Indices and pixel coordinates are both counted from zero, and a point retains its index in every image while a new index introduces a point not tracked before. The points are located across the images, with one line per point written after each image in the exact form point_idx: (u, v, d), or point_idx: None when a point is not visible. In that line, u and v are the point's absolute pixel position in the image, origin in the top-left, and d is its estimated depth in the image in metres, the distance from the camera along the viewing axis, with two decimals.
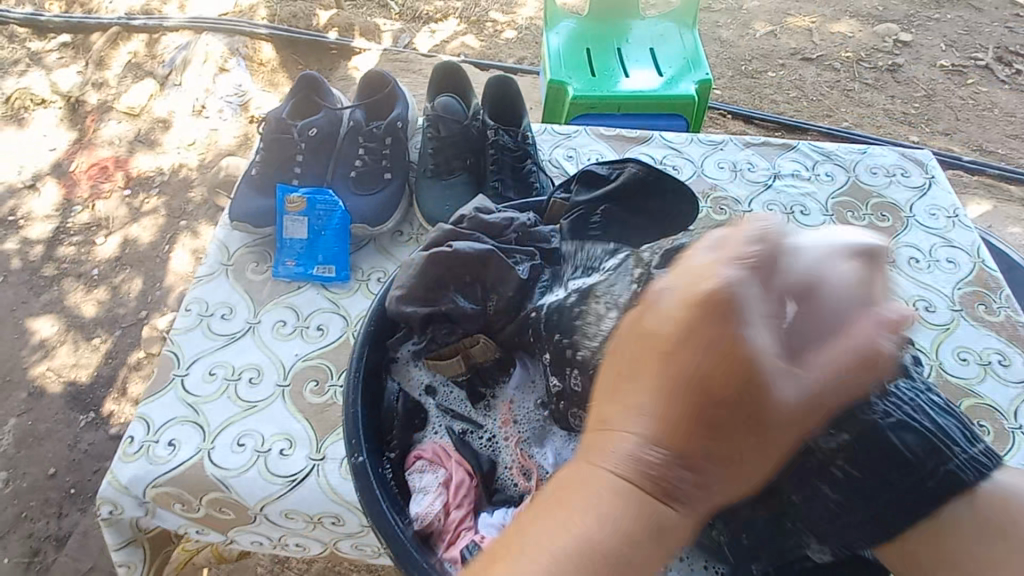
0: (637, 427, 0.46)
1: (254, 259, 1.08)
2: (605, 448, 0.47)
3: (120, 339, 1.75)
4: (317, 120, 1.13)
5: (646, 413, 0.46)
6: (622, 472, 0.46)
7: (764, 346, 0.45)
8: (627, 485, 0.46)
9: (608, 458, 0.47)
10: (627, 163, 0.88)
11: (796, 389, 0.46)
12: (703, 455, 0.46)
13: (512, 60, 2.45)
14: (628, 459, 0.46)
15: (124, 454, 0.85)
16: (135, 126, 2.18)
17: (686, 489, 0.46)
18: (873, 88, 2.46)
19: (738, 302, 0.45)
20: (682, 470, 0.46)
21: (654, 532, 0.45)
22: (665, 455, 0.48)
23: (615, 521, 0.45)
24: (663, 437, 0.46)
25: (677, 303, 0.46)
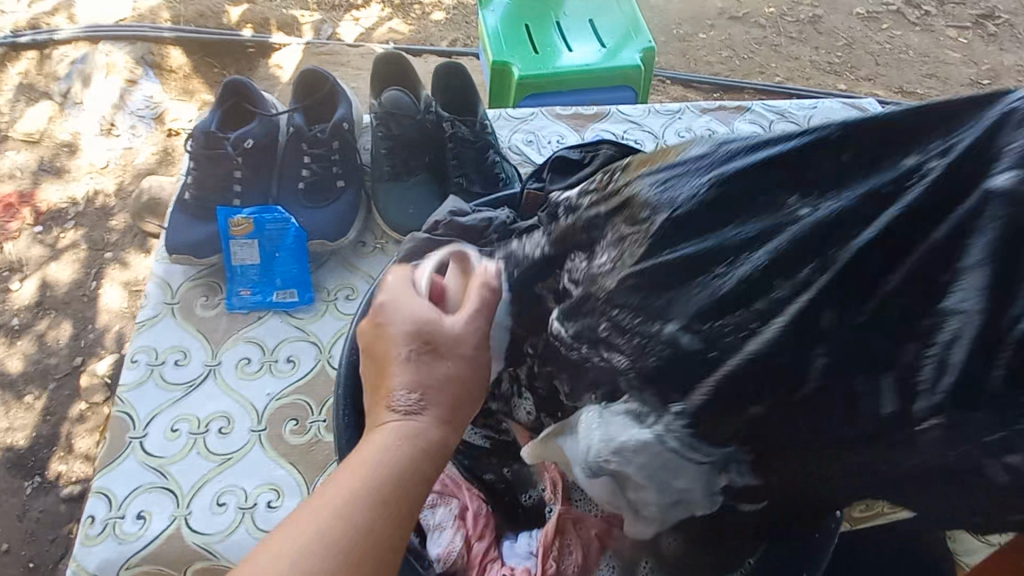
0: (404, 384, 0.48)
1: (203, 292, 0.97)
2: (372, 423, 0.48)
3: (56, 393, 1.57)
4: (252, 130, 1.02)
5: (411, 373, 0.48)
6: (393, 434, 0.46)
7: (432, 311, 0.52)
8: (411, 434, 0.46)
9: (383, 423, 0.47)
10: (601, 145, 0.84)
11: (453, 322, 0.53)
12: (432, 395, 0.48)
13: (445, 43, 2.33)
14: (397, 411, 0.47)
15: (86, 537, 0.75)
16: (36, 154, 1.94)
17: (428, 423, 0.47)
18: (799, 41, 2.52)
19: (394, 293, 0.54)
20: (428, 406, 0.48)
21: (410, 466, 0.45)
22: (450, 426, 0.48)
23: (373, 469, 0.44)
24: (420, 394, 0.48)
25: (368, 315, 0.53)
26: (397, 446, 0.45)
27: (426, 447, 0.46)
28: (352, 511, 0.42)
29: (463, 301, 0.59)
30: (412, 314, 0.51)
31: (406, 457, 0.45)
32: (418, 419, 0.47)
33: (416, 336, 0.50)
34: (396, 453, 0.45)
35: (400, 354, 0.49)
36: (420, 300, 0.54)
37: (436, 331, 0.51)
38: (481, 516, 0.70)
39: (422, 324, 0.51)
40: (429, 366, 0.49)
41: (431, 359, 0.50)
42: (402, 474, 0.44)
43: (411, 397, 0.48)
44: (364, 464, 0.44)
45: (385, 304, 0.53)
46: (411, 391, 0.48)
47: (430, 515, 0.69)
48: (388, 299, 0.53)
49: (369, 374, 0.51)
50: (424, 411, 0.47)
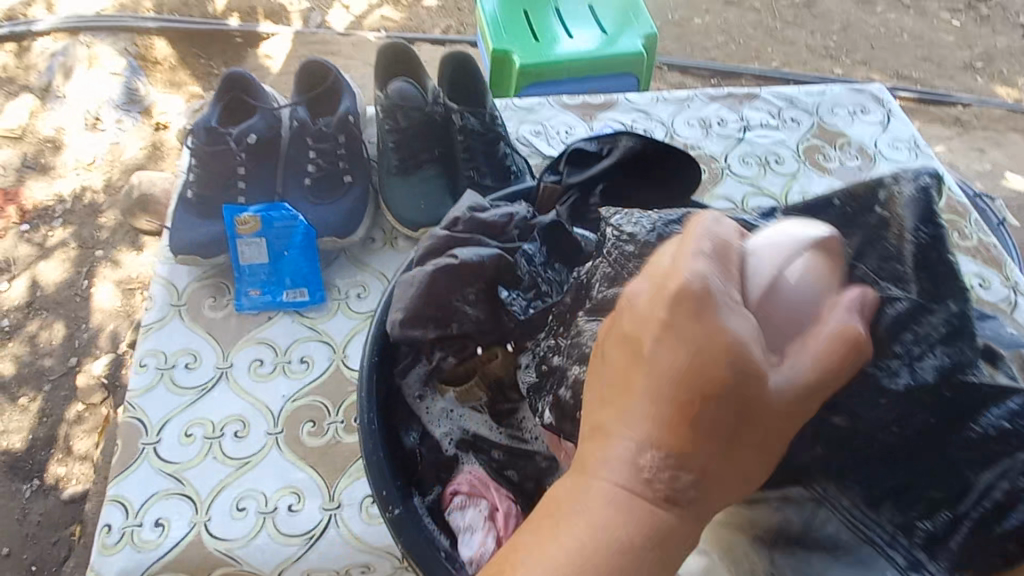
0: (631, 448, 0.38)
1: (210, 293, 0.95)
2: (590, 464, 0.40)
3: (52, 395, 1.53)
4: (255, 124, 0.99)
5: (706, 428, 0.38)
6: (616, 496, 0.38)
7: (743, 331, 0.39)
8: (664, 522, 0.38)
9: (607, 478, 0.39)
10: (620, 135, 0.82)
11: (781, 378, 0.39)
12: (690, 462, 0.38)
13: (438, 30, 2.28)
14: (632, 471, 0.38)
15: (103, 547, 0.74)
16: (19, 150, 1.88)
17: (692, 498, 0.38)
18: (794, 25, 2.50)
19: (698, 281, 0.40)
20: (684, 475, 0.38)
21: (655, 548, 0.37)
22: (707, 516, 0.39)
23: (604, 544, 0.37)
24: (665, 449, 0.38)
25: (657, 311, 0.40)
26: (625, 514, 0.38)
27: (683, 533, 0.38)
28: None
29: (809, 301, 0.44)
30: (739, 328, 0.39)
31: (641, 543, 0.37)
32: (679, 509, 0.38)
33: (701, 382, 0.38)
34: (625, 529, 0.38)
35: (682, 402, 0.38)
36: (731, 302, 0.40)
37: (747, 361, 0.38)
38: (512, 516, 0.67)
39: (748, 362, 0.38)
40: (700, 423, 0.38)
41: (706, 429, 0.38)
42: (633, 555, 0.37)
43: (662, 467, 0.38)
44: (590, 532, 0.37)
45: (701, 297, 0.39)
46: (664, 468, 0.38)
47: (459, 517, 0.66)
48: (701, 290, 0.40)
49: (616, 377, 0.41)
50: (688, 499, 0.38)
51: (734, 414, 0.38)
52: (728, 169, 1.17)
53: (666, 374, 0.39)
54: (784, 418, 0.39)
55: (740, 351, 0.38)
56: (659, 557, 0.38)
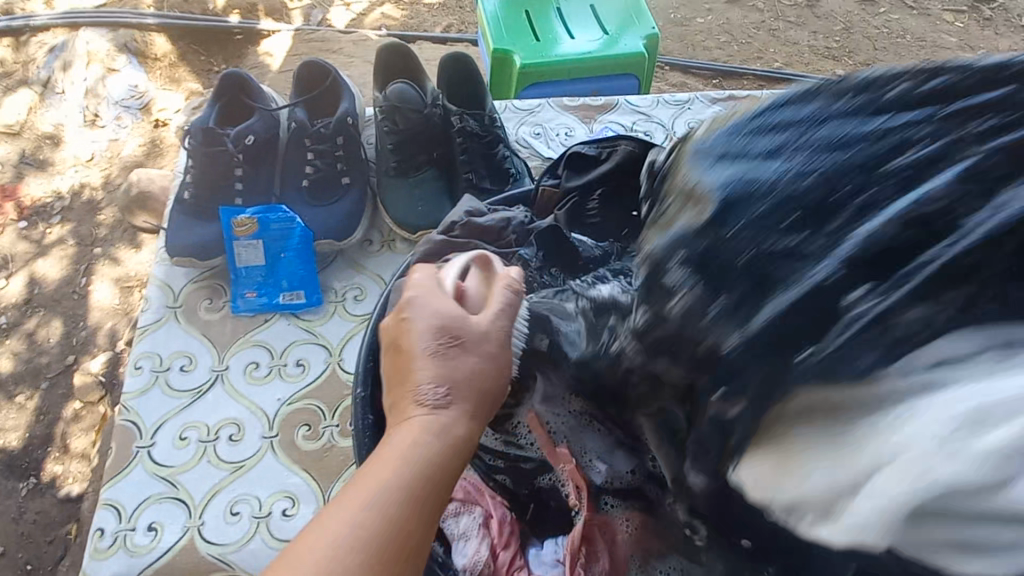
0: (431, 377, 0.45)
1: (206, 295, 0.94)
2: (404, 408, 0.45)
3: (49, 393, 1.53)
4: (253, 125, 0.98)
5: (434, 368, 0.45)
6: (427, 424, 0.43)
7: (493, 309, 0.51)
8: (443, 429, 0.43)
9: (413, 412, 0.44)
10: (620, 140, 0.81)
11: (479, 322, 0.49)
12: (465, 391, 0.45)
13: (438, 29, 2.27)
14: (420, 404, 0.44)
15: (96, 550, 0.74)
16: (17, 146, 1.87)
17: (446, 412, 0.44)
18: (796, 25, 2.48)
19: (441, 288, 0.51)
20: (452, 402, 0.45)
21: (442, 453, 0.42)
22: (473, 414, 0.45)
23: (418, 457, 0.42)
24: (446, 388, 0.45)
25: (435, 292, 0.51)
26: (423, 436, 0.43)
27: (450, 440, 0.43)
28: (395, 495, 0.40)
29: (504, 298, 0.53)
30: (438, 309, 0.48)
31: (425, 457, 0.42)
32: (447, 414, 0.44)
33: (442, 334, 0.47)
34: (427, 451, 0.42)
35: (425, 351, 0.46)
36: (465, 282, 0.55)
37: (465, 327, 0.48)
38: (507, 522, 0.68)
39: (443, 320, 0.48)
40: (454, 365, 0.46)
41: (456, 354, 0.46)
42: (434, 467, 0.42)
43: (440, 390, 0.44)
44: (404, 456, 0.41)
45: (412, 300, 0.50)
46: (439, 384, 0.45)
47: (453, 524, 0.67)
48: (419, 296, 0.50)
49: (392, 367, 0.48)
50: (453, 405, 0.44)
51: (466, 347, 0.47)
52: None
53: (414, 336, 0.47)
54: (486, 342, 0.48)
55: (456, 319, 0.48)
56: (444, 467, 0.42)
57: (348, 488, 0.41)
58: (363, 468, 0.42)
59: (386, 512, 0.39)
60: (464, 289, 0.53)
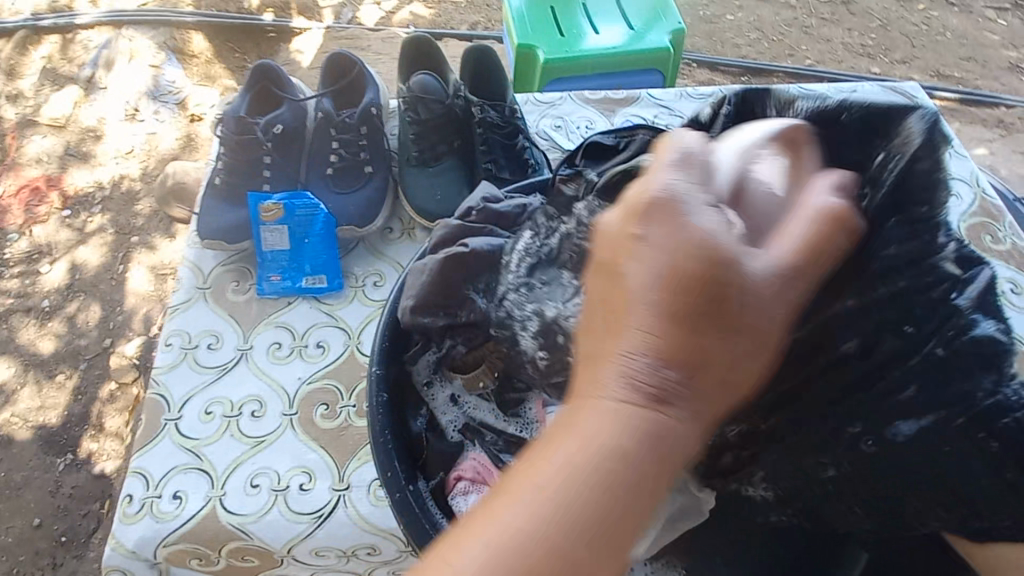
0: (647, 344, 0.39)
1: (233, 277, 0.98)
2: (593, 384, 0.40)
3: (87, 373, 1.60)
4: (281, 115, 1.02)
5: (653, 329, 0.39)
6: (622, 410, 0.38)
7: (708, 227, 0.39)
8: (656, 427, 0.38)
9: (608, 393, 0.39)
10: (638, 131, 0.83)
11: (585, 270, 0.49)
12: (700, 366, 0.39)
13: (465, 26, 2.29)
14: (625, 384, 0.39)
15: (125, 515, 0.77)
16: (62, 139, 1.97)
17: (682, 396, 0.39)
18: (830, 22, 2.42)
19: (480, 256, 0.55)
20: (673, 376, 0.39)
21: (643, 445, 0.38)
22: (699, 413, 0.39)
23: (608, 449, 0.37)
24: (657, 350, 0.39)
25: (616, 219, 0.41)
26: (626, 431, 0.38)
27: (678, 428, 0.38)
28: (559, 518, 0.36)
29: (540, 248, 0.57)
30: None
31: (652, 456, 0.38)
32: (672, 412, 0.38)
33: (680, 282, 0.38)
34: (633, 444, 0.37)
35: (645, 304, 0.39)
36: (697, 210, 0.39)
37: (727, 270, 0.38)
38: None
39: (705, 253, 0.38)
40: (687, 338, 0.38)
41: (738, 332, 0.39)
42: (608, 469, 0.37)
43: (663, 372, 0.39)
44: (586, 441, 0.38)
45: (654, 206, 0.39)
46: (650, 356, 0.39)
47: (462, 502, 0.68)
48: (670, 199, 0.39)
49: (600, 294, 0.42)
50: (682, 392, 0.39)
51: (715, 301, 0.38)
52: None
53: (636, 275, 0.39)
54: (771, 296, 0.39)
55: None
56: (650, 471, 0.37)
57: (516, 478, 0.38)
58: (556, 448, 0.38)
59: (543, 515, 0.36)
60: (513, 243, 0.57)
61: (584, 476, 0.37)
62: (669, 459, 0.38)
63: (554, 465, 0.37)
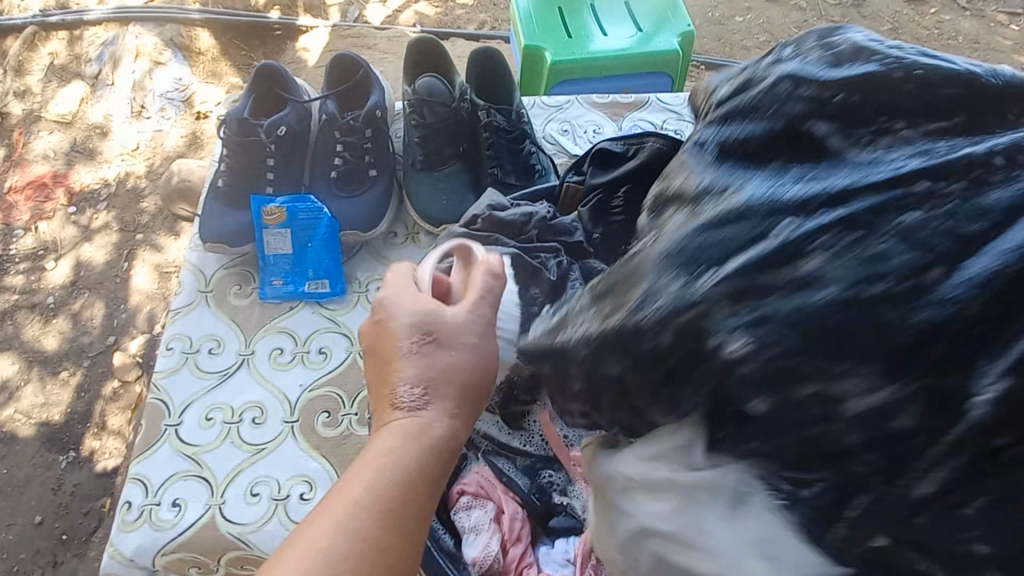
0: (409, 376, 0.50)
1: (236, 281, 0.97)
2: (386, 414, 0.50)
3: (90, 371, 1.60)
4: (285, 117, 1.00)
5: (417, 366, 0.50)
6: (408, 424, 0.48)
7: (456, 315, 0.53)
8: (420, 431, 0.48)
9: (393, 416, 0.49)
10: (648, 138, 0.80)
11: (454, 312, 0.53)
12: (442, 388, 0.50)
13: (472, 25, 2.27)
14: (401, 410, 0.49)
15: (124, 523, 0.77)
16: (69, 136, 1.97)
17: (429, 413, 0.49)
18: (841, 25, 2.39)
19: (427, 306, 0.53)
20: (434, 400, 0.50)
21: (414, 448, 0.48)
22: (456, 411, 0.51)
23: (393, 462, 0.46)
24: (433, 397, 0.50)
25: (369, 324, 0.54)
26: (401, 444, 0.48)
27: (434, 440, 0.49)
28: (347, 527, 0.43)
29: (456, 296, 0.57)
30: (412, 307, 0.53)
31: (414, 453, 0.47)
32: (427, 414, 0.49)
33: (417, 330, 0.52)
34: (407, 451, 0.47)
35: (405, 349, 0.51)
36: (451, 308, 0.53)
37: (438, 322, 0.52)
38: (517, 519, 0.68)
39: (424, 319, 0.52)
40: (432, 359, 0.51)
41: (431, 351, 0.51)
42: (419, 466, 0.47)
43: (417, 390, 0.50)
44: (381, 460, 0.46)
45: (425, 320, 0.52)
46: (417, 386, 0.50)
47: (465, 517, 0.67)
48: (389, 294, 0.55)
49: (376, 378, 0.53)
50: (430, 406, 0.49)
51: (444, 342, 0.52)
52: None
53: (394, 336, 0.52)
54: (462, 334, 0.53)
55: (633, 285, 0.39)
56: (414, 488, 0.46)
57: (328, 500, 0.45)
58: (342, 482, 0.46)
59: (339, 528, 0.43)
60: (442, 283, 0.58)
61: (368, 486, 0.45)
62: (437, 461, 0.48)
63: (363, 482, 0.45)
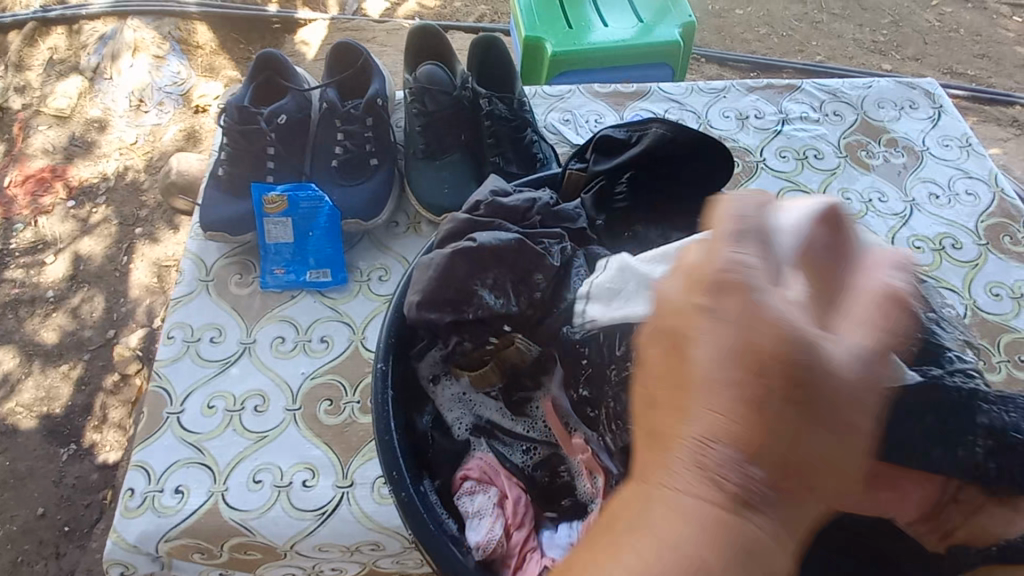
0: (725, 438, 0.37)
1: (236, 270, 0.97)
2: (660, 468, 0.38)
3: (90, 364, 1.60)
4: (286, 105, 1.00)
5: (714, 417, 0.37)
6: (695, 503, 0.36)
7: (782, 309, 0.38)
8: (731, 524, 0.36)
9: (675, 483, 0.37)
10: (650, 124, 0.80)
11: (837, 349, 0.38)
12: (783, 469, 0.37)
13: (472, 18, 2.26)
14: (704, 473, 0.37)
15: (126, 510, 0.77)
16: (67, 130, 1.96)
17: (766, 495, 0.37)
18: (841, 18, 2.39)
19: (731, 267, 0.39)
20: (755, 473, 0.37)
21: (714, 539, 0.35)
22: (785, 509, 0.37)
23: (674, 550, 0.35)
24: (740, 443, 0.36)
25: (679, 289, 0.40)
26: (708, 526, 0.36)
27: (762, 533, 0.36)
28: None
29: None
30: (771, 314, 0.37)
31: (724, 547, 0.35)
32: (758, 515, 0.36)
33: (753, 360, 0.37)
34: (702, 539, 0.35)
35: (725, 386, 0.37)
36: (765, 285, 0.39)
37: (781, 351, 0.36)
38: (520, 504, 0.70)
39: (790, 347, 0.36)
40: (757, 419, 0.36)
41: (782, 406, 0.36)
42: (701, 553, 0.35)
43: (744, 466, 0.36)
44: (669, 533, 0.36)
45: (720, 280, 0.38)
46: (714, 443, 0.37)
47: (468, 503, 0.68)
48: (713, 272, 0.38)
49: (656, 371, 0.40)
50: (762, 503, 0.37)
51: (797, 395, 0.36)
52: (762, 163, 1.13)
53: (699, 365, 0.38)
54: (851, 385, 0.37)
55: (779, 345, 0.37)
56: (742, 567, 0.35)
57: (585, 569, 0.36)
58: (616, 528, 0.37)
59: None
60: None
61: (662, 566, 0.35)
62: (754, 547, 0.36)
63: (648, 544, 0.36)
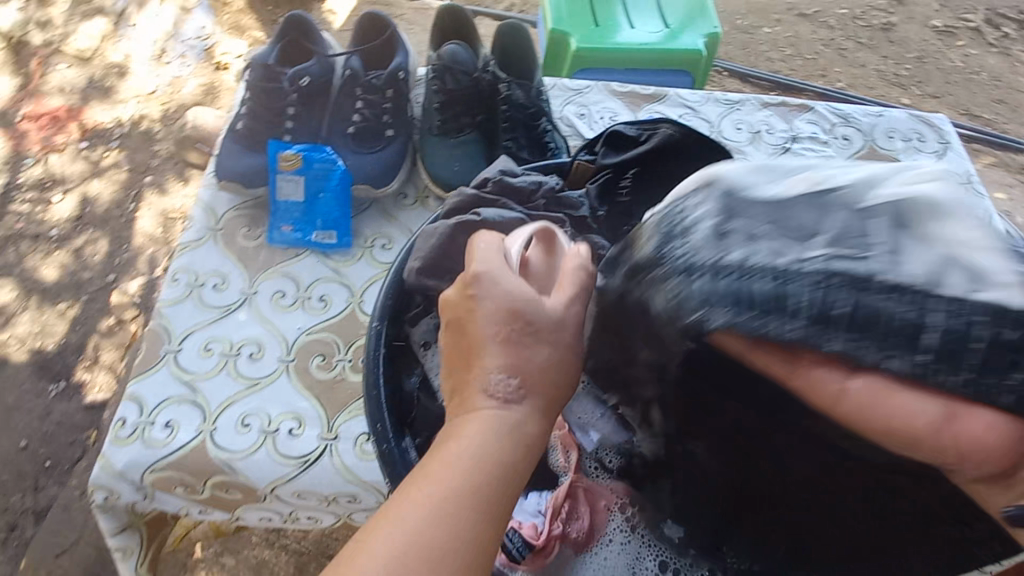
0: (499, 366, 0.48)
1: (245, 222, 0.99)
2: (466, 401, 0.48)
3: (88, 305, 1.62)
4: (310, 68, 1.02)
5: (501, 354, 0.48)
6: (490, 417, 0.47)
7: (515, 287, 0.50)
8: (513, 422, 0.47)
9: (481, 404, 0.48)
10: (660, 124, 0.82)
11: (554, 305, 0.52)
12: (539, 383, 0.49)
13: (501, 7, 2.28)
14: (488, 397, 0.48)
15: (117, 438, 0.79)
16: (87, 72, 1.97)
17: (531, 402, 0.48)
18: (867, 48, 2.41)
19: (485, 267, 0.51)
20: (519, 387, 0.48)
21: (499, 440, 0.46)
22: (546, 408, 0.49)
23: (469, 455, 0.45)
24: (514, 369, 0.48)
25: (456, 291, 0.51)
26: (495, 432, 0.46)
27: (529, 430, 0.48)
28: (458, 496, 0.43)
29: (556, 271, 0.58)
30: (513, 287, 0.50)
31: (502, 441, 0.46)
32: (519, 409, 0.47)
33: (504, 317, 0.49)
34: (495, 443, 0.46)
35: (489, 336, 0.49)
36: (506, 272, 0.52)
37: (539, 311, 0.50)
38: None
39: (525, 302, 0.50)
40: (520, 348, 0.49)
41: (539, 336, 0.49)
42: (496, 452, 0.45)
43: (510, 381, 0.48)
44: (468, 443, 0.45)
45: (481, 276, 0.50)
46: (509, 375, 0.48)
47: None
48: (486, 268, 0.51)
49: (450, 345, 0.52)
50: (525, 400, 0.48)
51: (530, 331, 0.49)
52: None
53: (480, 321, 0.49)
54: (560, 327, 0.51)
55: (529, 301, 0.50)
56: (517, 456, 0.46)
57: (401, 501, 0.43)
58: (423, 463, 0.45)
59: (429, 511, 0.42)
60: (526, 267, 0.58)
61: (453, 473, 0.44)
62: (526, 444, 0.47)
63: (456, 462, 0.44)
